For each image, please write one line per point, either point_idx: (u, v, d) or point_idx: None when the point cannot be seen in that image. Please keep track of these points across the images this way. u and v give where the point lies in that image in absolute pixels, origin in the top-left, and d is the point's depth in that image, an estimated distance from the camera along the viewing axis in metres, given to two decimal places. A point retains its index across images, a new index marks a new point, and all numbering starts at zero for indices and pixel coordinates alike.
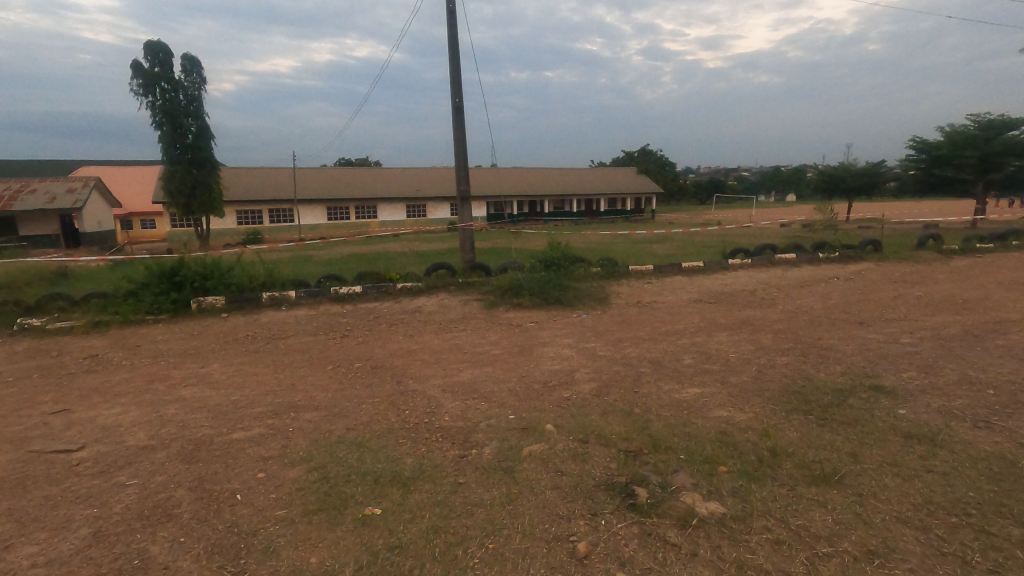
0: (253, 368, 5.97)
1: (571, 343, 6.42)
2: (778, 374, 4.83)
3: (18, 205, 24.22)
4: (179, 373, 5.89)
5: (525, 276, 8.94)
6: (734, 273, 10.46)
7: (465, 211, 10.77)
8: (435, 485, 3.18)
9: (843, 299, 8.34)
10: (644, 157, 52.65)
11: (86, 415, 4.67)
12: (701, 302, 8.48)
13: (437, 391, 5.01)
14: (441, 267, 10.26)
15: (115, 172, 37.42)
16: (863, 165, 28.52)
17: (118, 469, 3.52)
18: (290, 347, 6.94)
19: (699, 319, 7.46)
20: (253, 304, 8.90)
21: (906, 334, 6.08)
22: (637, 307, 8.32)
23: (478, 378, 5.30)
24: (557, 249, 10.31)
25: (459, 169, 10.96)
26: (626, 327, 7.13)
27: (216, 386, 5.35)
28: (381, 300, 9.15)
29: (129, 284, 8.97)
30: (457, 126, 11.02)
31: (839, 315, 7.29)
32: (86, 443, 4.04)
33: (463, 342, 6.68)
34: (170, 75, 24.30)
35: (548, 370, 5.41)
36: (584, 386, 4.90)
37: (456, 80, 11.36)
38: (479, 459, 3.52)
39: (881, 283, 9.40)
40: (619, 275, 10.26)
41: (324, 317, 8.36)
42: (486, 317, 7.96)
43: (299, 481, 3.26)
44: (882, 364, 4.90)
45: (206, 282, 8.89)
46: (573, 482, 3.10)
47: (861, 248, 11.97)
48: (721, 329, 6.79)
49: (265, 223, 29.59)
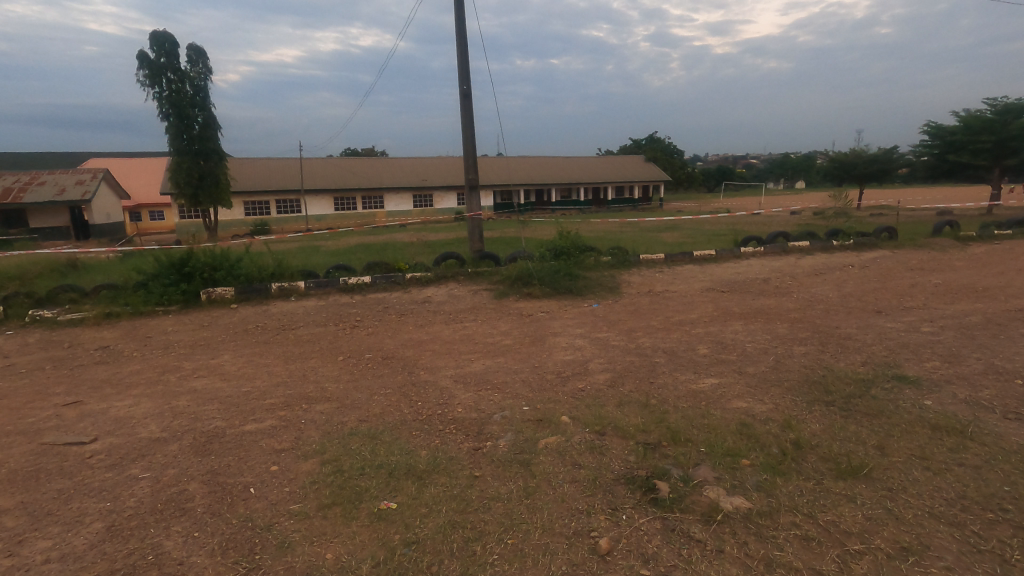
0: (263, 360, 5.94)
1: (583, 333, 6.34)
2: (798, 364, 4.72)
3: (28, 197, 24.34)
4: (190, 364, 5.87)
5: (535, 265, 8.85)
6: (747, 262, 10.31)
7: (474, 201, 10.66)
8: (450, 478, 3.13)
9: (859, 288, 8.19)
10: (652, 145, 52.22)
11: (99, 407, 4.66)
12: (714, 291, 8.37)
13: (449, 383, 4.96)
14: (449, 257, 10.18)
15: (123, 163, 37.53)
16: (875, 152, 28.09)
17: (130, 462, 3.49)
18: (300, 338, 6.92)
19: (712, 307, 7.36)
20: (263, 295, 8.87)
21: (927, 323, 5.94)
22: (649, 297, 8.21)
23: (490, 369, 5.24)
24: (567, 238, 10.20)
25: (467, 158, 10.85)
26: (638, 316, 7.04)
27: (227, 377, 5.32)
28: (391, 290, 9.11)
29: (140, 276, 8.96)
30: (465, 114, 10.90)
31: (856, 304, 7.16)
32: (99, 435, 4.03)
33: (474, 333, 6.63)
34: (176, 65, 24.23)
35: (561, 361, 5.35)
36: (598, 376, 4.83)
37: (463, 68, 11.21)
38: (494, 451, 3.47)
39: (898, 271, 9.23)
40: (630, 264, 10.16)
41: (333, 307, 8.32)
42: (496, 307, 7.89)
43: (312, 474, 3.22)
44: (905, 353, 4.79)
45: (215, 273, 8.85)
46: (592, 476, 3.03)
47: (876, 235, 11.79)
48: (736, 318, 6.68)
49: (273, 214, 29.63)
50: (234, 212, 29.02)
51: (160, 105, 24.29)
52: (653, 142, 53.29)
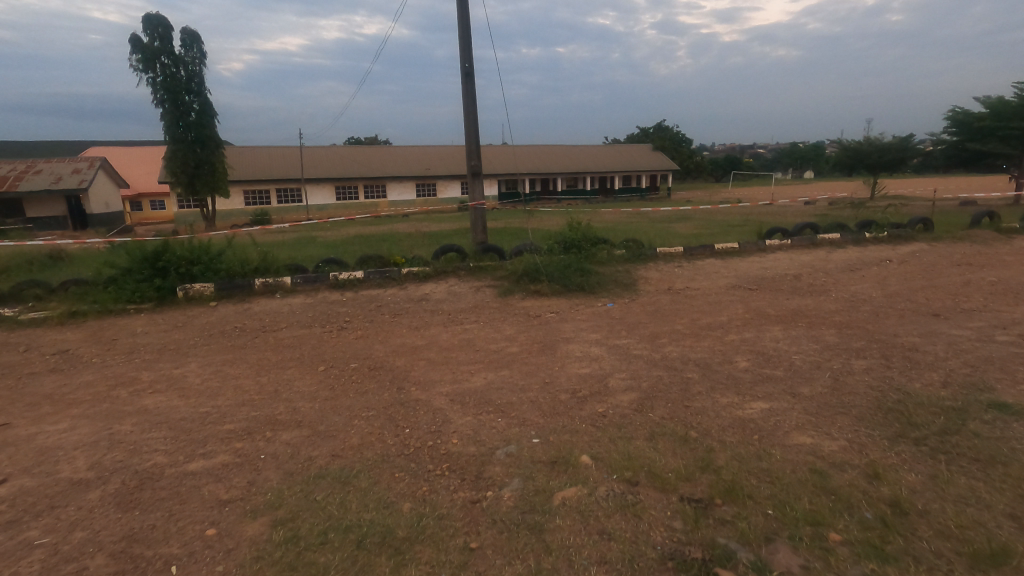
0: (233, 370, 5.17)
1: (599, 338, 5.55)
2: (864, 385, 3.93)
3: (23, 186, 23.71)
4: (149, 375, 5.12)
5: (542, 259, 8.05)
6: (774, 256, 9.47)
7: (476, 189, 9.85)
8: (437, 552, 2.38)
9: (905, 286, 7.35)
10: (659, 134, 50.95)
11: (28, 432, 3.92)
12: (741, 289, 7.57)
13: (444, 403, 4.19)
14: (450, 250, 9.36)
15: (121, 152, 36.79)
16: (892, 139, 26.93)
17: (31, 519, 2.74)
18: (282, 342, 6.17)
19: (744, 308, 6.56)
20: (245, 292, 8.11)
21: (1001, 330, 5.11)
22: (669, 295, 7.41)
23: (493, 385, 4.47)
24: (578, 229, 9.38)
25: (470, 142, 10.01)
26: (661, 318, 6.24)
27: (188, 393, 4.57)
28: (385, 287, 8.33)
29: (112, 270, 8.20)
30: (466, 95, 10.05)
31: (907, 305, 6.32)
32: (12, 473, 3.29)
33: (475, 338, 5.86)
34: (169, 49, 23.38)
35: (576, 375, 4.58)
36: (621, 397, 4.05)
37: (466, 45, 10.37)
38: (496, 507, 2.70)
39: (942, 266, 8.36)
40: (646, 258, 9.33)
41: (321, 305, 7.56)
42: (500, 306, 7.13)
43: (258, 543, 2.47)
44: (993, 371, 3.98)
45: (192, 268, 8.08)
46: (626, 554, 2.28)
47: (911, 226, 10.91)
48: (773, 323, 5.86)
49: (273, 203, 28.91)
50: (233, 201, 28.28)
51: (153, 91, 23.49)
52: (660, 131, 52.02)
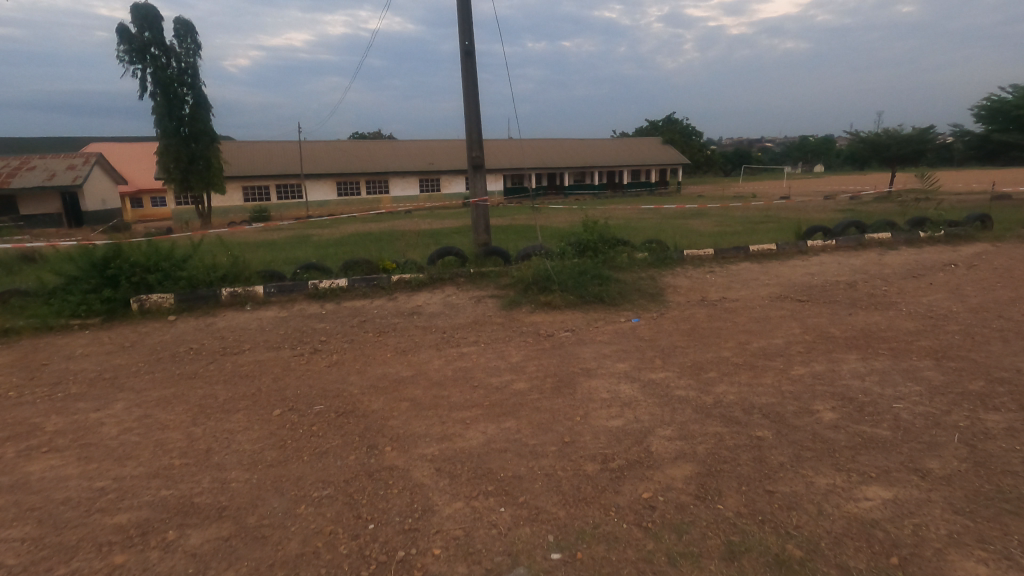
0: (165, 414, 4.08)
1: (628, 371, 4.40)
2: (1020, 460, 2.79)
3: (17, 182, 22.79)
4: (60, 421, 4.03)
5: (554, 264, 6.90)
6: (817, 259, 8.27)
7: (478, 182, 8.70)
8: None
9: (989, 297, 6.14)
10: (667, 128, 49.50)
11: None
12: (790, 301, 6.39)
13: (427, 475, 3.05)
14: (447, 253, 8.22)
15: (120, 147, 35.79)
16: (913, 131, 25.53)
17: None
18: (240, 369, 5.07)
19: (801, 327, 5.38)
20: (209, 303, 7.01)
21: None
22: (705, 308, 6.25)
23: (494, 445, 3.32)
24: (593, 228, 8.22)
25: (472, 129, 8.84)
26: (702, 342, 5.06)
27: (91, 455, 3.45)
28: (372, 297, 7.21)
29: (58, 278, 7.12)
30: (466, 78, 8.91)
31: (1005, 325, 5.14)
32: None
33: (474, 367, 4.73)
34: (161, 40, 22.36)
35: (605, 430, 3.42)
36: (672, 472, 2.89)
37: (467, 21, 9.23)
38: None
39: (1019, 272, 7.15)
40: (672, 261, 8.15)
41: (296, 320, 6.45)
42: (505, 323, 5.99)
43: None
44: None
45: (148, 276, 7.00)
46: None
47: (967, 224, 9.68)
48: (846, 349, 4.67)
49: (272, 200, 27.90)
50: (229, 197, 27.23)
51: (144, 85, 22.42)
52: (669, 124, 50.62)
